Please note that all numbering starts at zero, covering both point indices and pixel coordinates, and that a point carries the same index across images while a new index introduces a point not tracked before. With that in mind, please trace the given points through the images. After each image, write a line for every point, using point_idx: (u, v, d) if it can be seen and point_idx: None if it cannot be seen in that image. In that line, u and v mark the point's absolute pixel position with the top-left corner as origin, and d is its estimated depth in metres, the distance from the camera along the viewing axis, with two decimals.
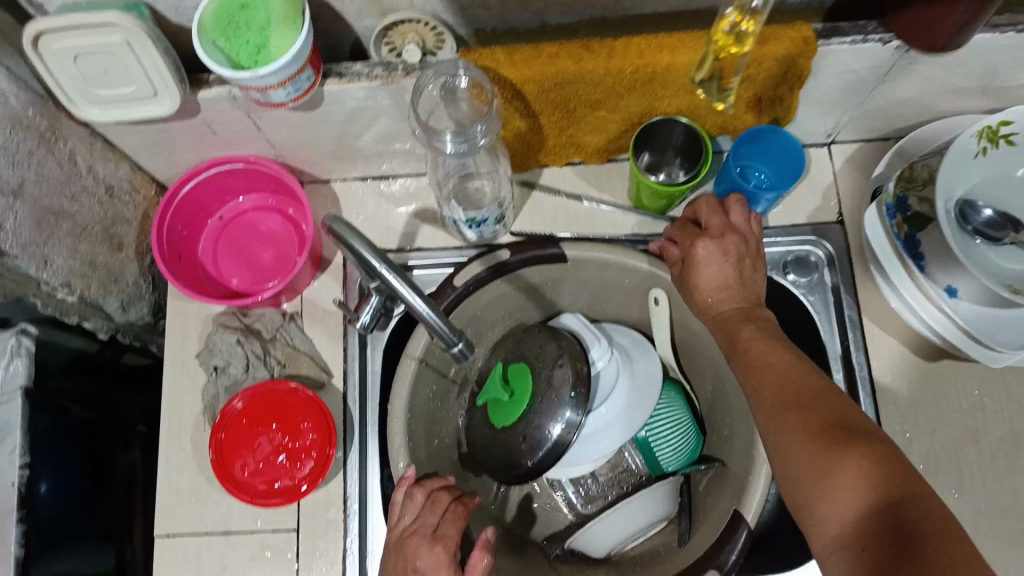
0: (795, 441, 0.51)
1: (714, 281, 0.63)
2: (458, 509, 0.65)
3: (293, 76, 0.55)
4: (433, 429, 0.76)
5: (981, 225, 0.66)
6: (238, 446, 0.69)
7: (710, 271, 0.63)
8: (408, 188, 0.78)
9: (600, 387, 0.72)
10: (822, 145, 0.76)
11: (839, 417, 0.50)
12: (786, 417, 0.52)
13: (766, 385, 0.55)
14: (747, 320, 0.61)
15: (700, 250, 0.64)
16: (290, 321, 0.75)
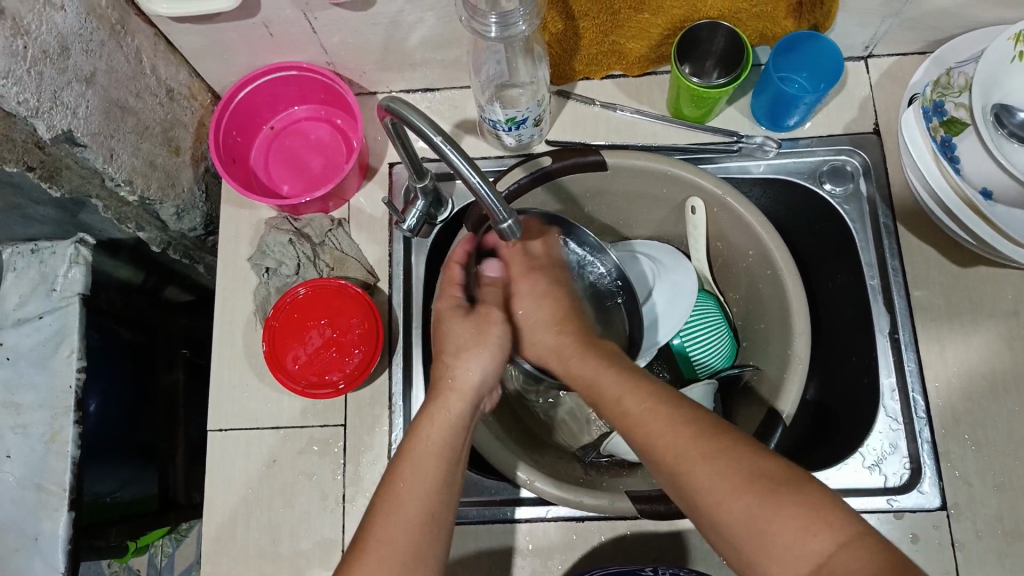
0: (716, 485, 0.48)
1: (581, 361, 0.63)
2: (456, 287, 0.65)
3: None
4: None
5: (1015, 128, 0.67)
6: (291, 339, 0.71)
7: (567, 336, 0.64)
8: (451, 101, 0.81)
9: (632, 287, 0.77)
10: (859, 60, 0.77)
11: (734, 445, 0.50)
12: (694, 457, 0.50)
13: (648, 427, 0.53)
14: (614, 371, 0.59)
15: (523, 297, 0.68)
16: (338, 227, 0.77)
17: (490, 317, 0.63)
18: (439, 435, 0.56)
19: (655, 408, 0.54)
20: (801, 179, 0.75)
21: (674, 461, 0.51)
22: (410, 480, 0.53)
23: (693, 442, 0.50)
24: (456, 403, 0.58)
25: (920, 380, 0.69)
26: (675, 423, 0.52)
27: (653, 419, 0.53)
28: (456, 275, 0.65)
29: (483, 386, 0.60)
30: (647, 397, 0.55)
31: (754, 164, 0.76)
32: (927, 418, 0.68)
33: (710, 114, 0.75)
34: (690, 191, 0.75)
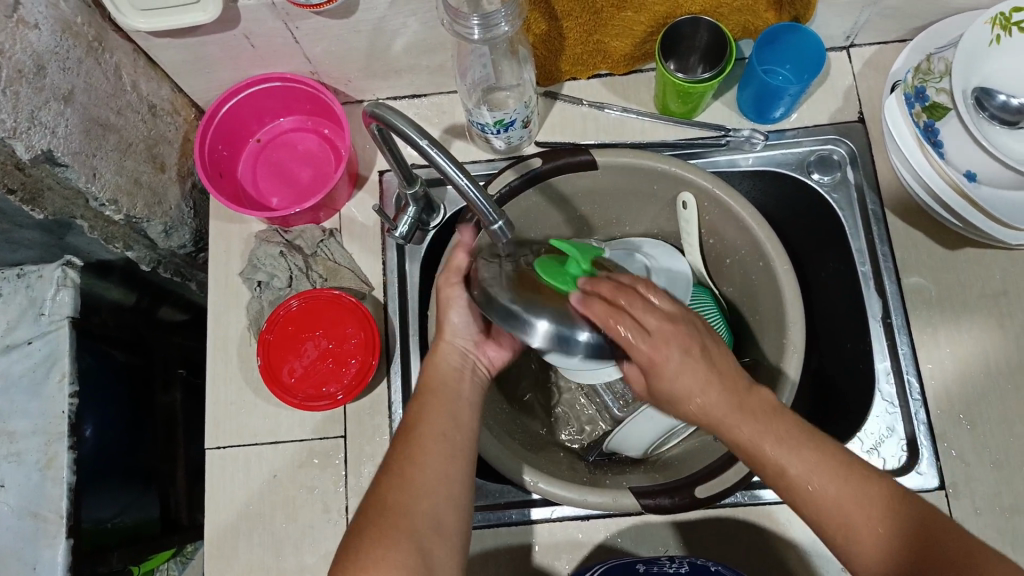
0: (865, 540, 0.49)
1: (679, 376, 0.51)
2: (452, 270, 0.60)
3: None
4: None
5: (996, 111, 0.68)
6: (287, 352, 0.70)
7: (677, 371, 0.51)
8: (439, 106, 0.80)
9: None
10: (841, 50, 0.78)
11: (872, 487, 0.49)
12: (842, 509, 0.49)
13: (779, 463, 0.50)
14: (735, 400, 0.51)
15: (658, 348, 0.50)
16: (330, 237, 0.76)
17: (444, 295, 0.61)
18: (440, 374, 0.60)
19: (795, 454, 0.50)
20: (790, 170, 0.76)
21: (803, 497, 0.50)
22: (426, 411, 0.57)
23: (842, 491, 0.49)
24: (449, 348, 0.62)
25: (914, 363, 0.70)
26: (824, 474, 0.50)
27: (791, 463, 0.50)
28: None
29: (464, 339, 0.62)
30: (778, 432, 0.51)
31: (742, 157, 0.77)
32: (922, 400, 0.69)
33: (697, 110, 0.76)
34: (680, 186, 0.75)
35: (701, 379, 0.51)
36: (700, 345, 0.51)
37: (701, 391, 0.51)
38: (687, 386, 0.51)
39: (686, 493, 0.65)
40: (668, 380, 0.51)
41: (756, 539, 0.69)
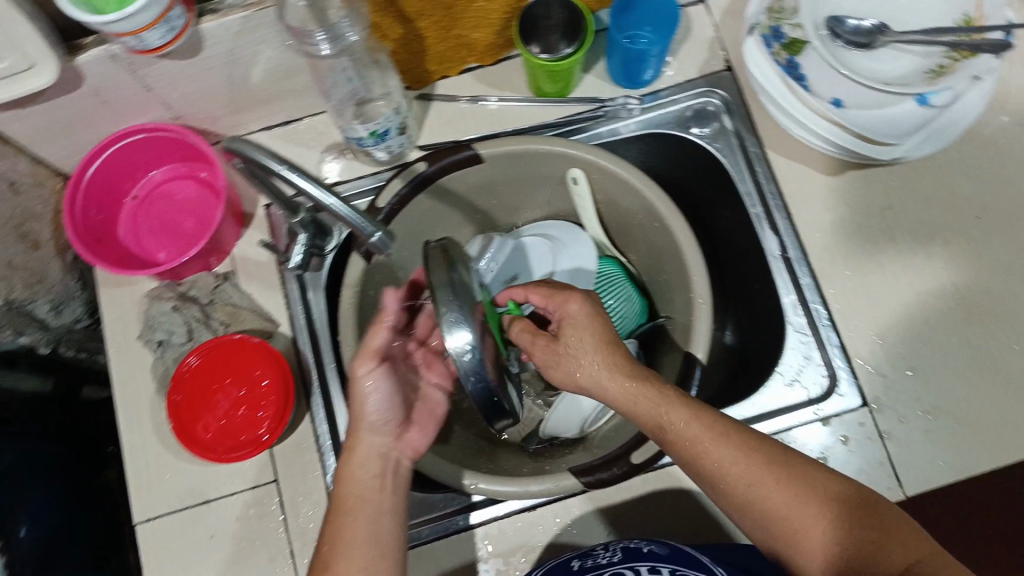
0: (770, 496, 0.54)
1: (593, 342, 0.58)
2: (369, 351, 0.61)
3: (182, 31, 0.59)
4: None
5: (850, 36, 0.70)
6: (196, 409, 0.68)
7: (591, 335, 0.58)
8: (314, 127, 0.77)
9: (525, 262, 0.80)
10: (698, 3, 0.77)
11: (795, 460, 0.55)
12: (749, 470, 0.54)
13: (714, 451, 0.55)
14: (653, 382, 0.57)
15: (572, 316, 0.59)
16: (224, 282, 0.74)
17: (359, 378, 0.61)
18: (356, 488, 0.59)
19: (704, 430, 0.55)
20: (670, 129, 0.76)
21: (744, 478, 0.54)
22: (345, 540, 0.56)
23: (748, 455, 0.55)
24: (365, 449, 0.61)
25: (818, 292, 0.71)
26: (731, 442, 0.55)
27: (698, 429, 0.55)
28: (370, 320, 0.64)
29: (382, 436, 0.62)
30: (710, 422, 0.56)
31: (622, 125, 0.77)
32: (831, 324, 0.71)
33: (570, 86, 0.76)
34: (567, 164, 0.76)
35: (610, 347, 0.58)
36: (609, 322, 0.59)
37: (615, 358, 0.57)
38: (598, 358, 0.57)
39: (625, 461, 0.68)
40: (583, 355, 0.57)
41: (700, 492, 0.70)
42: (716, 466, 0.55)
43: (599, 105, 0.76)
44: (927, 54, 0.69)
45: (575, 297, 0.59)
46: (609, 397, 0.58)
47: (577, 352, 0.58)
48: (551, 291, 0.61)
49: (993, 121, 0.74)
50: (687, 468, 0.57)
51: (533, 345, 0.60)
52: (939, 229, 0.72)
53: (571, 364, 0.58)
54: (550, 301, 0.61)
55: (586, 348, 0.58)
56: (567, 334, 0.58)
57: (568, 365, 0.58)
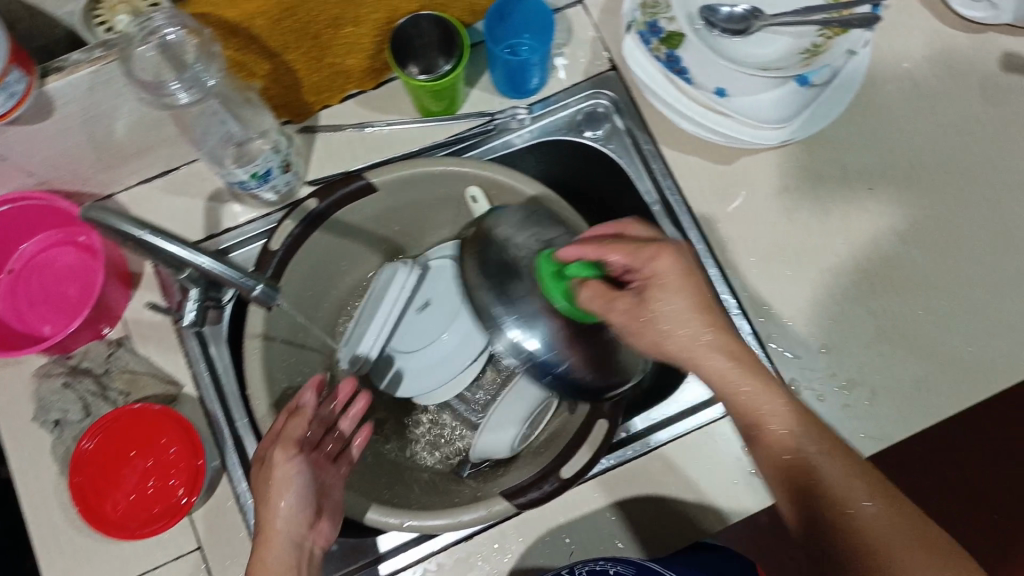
0: (884, 528, 0.50)
1: (683, 309, 0.56)
2: (289, 439, 0.61)
3: (25, 96, 0.55)
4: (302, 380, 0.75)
5: (723, 24, 0.70)
6: (102, 488, 0.65)
7: (683, 301, 0.56)
8: (197, 174, 0.74)
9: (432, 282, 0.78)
10: (575, 4, 0.76)
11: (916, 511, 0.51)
12: (846, 478, 0.52)
13: (829, 466, 0.52)
14: (775, 393, 0.55)
15: (661, 282, 0.56)
16: (118, 348, 0.70)
17: (276, 469, 0.59)
18: None
19: (805, 424, 0.54)
20: (562, 135, 0.76)
21: (860, 505, 0.51)
22: None
23: (846, 464, 0.52)
24: (282, 541, 0.58)
25: (726, 282, 0.71)
26: (828, 449, 0.53)
27: (799, 426, 0.54)
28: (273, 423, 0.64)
29: (298, 527, 0.59)
30: (828, 442, 0.53)
31: (514, 136, 0.76)
32: (741, 311, 0.70)
33: (456, 103, 0.74)
34: (463, 183, 0.74)
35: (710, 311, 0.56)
36: (703, 283, 0.57)
37: (726, 335, 0.56)
38: (712, 328, 0.56)
39: (556, 477, 0.66)
40: (673, 324, 0.56)
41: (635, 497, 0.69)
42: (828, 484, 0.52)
43: (489, 116, 0.74)
44: (800, 35, 0.70)
45: (667, 254, 0.56)
46: (704, 366, 0.56)
47: (682, 314, 0.56)
48: (632, 247, 0.57)
49: (879, 88, 0.75)
50: (774, 466, 0.54)
51: (606, 307, 0.58)
52: (835, 205, 0.73)
53: (658, 330, 0.57)
54: (633, 260, 0.57)
55: (687, 311, 0.56)
56: (658, 300, 0.56)
57: (670, 330, 0.56)
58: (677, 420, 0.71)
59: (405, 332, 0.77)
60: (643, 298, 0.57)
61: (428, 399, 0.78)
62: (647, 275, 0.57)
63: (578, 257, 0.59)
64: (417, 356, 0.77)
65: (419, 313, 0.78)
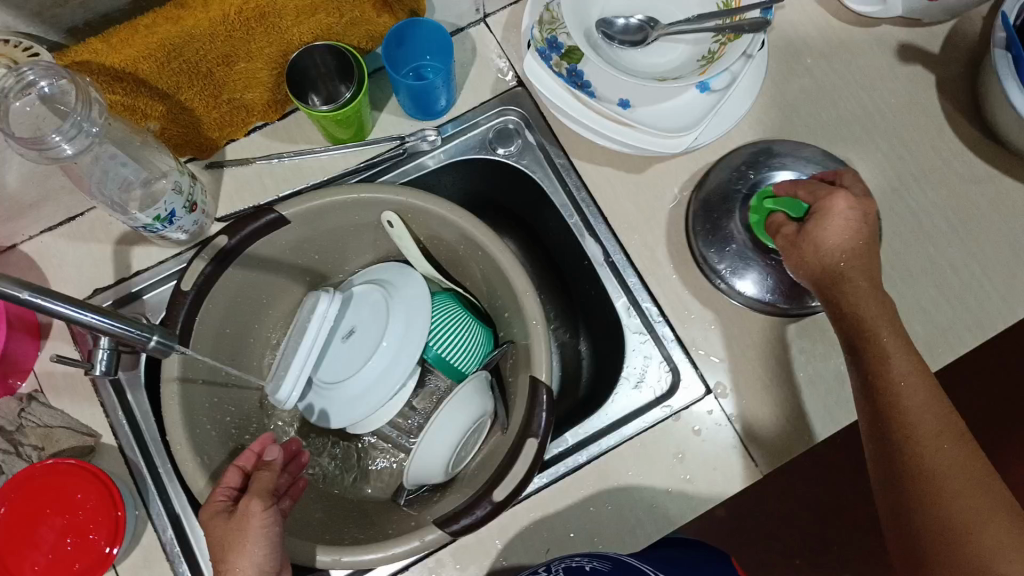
0: (935, 439, 0.59)
1: (844, 243, 0.64)
2: (263, 491, 0.61)
3: None
4: (230, 418, 0.74)
5: (620, 36, 0.70)
6: (18, 548, 0.63)
7: (842, 237, 0.64)
8: (101, 219, 0.73)
9: (354, 308, 0.77)
10: (478, 23, 0.76)
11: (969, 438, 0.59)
12: (923, 407, 0.59)
13: (910, 382, 0.60)
14: (883, 308, 0.62)
15: (833, 217, 0.64)
16: (30, 403, 0.68)
17: (251, 519, 0.59)
18: None
19: (902, 346, 0.61)
20: (474, 153, 0.76)
21: (920, 416, 0.59)
22: None
23: (927, 394, 0.60)
24: None
25: (647, 290, 0.72)
26: (914, 374, 0.60)
27: (898, 355, 0.61)
28: (231, 478, 0.64)
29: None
30: (916, 363, 0.61)
31: (426, 158, 0.75)
32: (663, 318, 0.71)
33: (364, 128, 0.73)
34: (379, 209, 0.74)
35: (865, 253, 0.64)
36: (867, 232, 0.65)
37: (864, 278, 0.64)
38: (853, 265, 0.64)
39: (488, 501, 0.64)
40: (829, 254, 0.64)
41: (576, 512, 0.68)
42: (902, 394, 0.60)
43: (399, 141, 0.74)
44: (698, 41, 0.70)
45: (840, 194, 0.64)
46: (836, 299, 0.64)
47: (825, 246, 0.64)
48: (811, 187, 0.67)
49: (784, 88, 0.76)
50: (865, 377, 0.62)
51: (781, 237, 0.67)
52: None
53: (828, 255, 0.64)
54: (816, 198, 0.66)
55: (831, 245, 0.64)
56: (819, 230, 0.64)
57: (818, 262, 0.65)
58: (606, 433, 0.70)
59: (327, 363, 0.76)
60: (809, 230, 0.65)
61: (363, 429, 0.76)
62: (817, 210, 0.65)
63: (789, 194, 0.68)
64: (343, 388, 0.74)
65: (343, 341, 0.76)
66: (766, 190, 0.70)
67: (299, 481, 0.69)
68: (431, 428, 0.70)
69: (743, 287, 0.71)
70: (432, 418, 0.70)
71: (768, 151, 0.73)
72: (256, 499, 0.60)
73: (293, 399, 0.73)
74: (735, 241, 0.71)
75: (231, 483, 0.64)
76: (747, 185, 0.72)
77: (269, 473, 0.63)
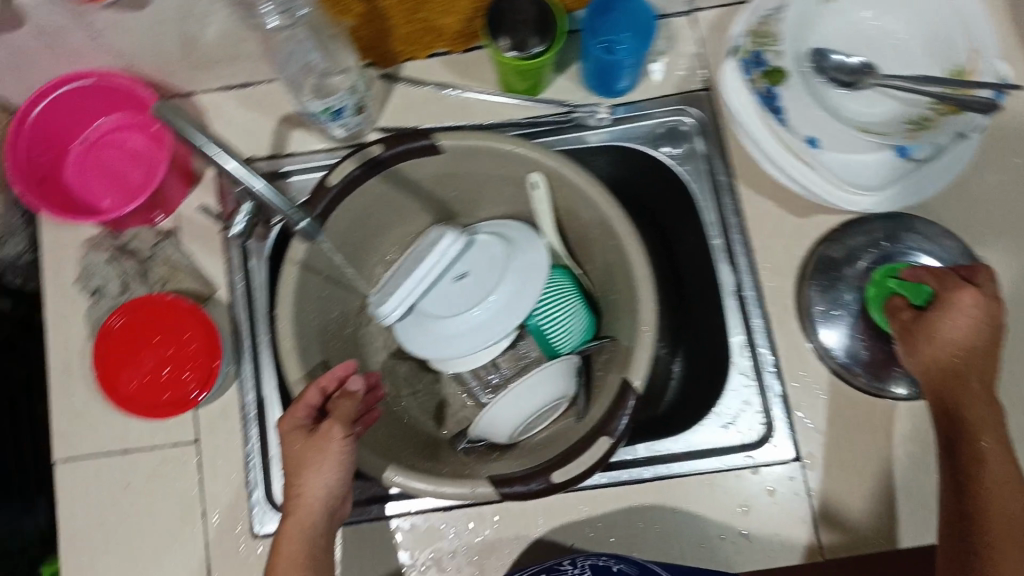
0: (1007, 518, 0.56)
1: (963, 341, 0.59)
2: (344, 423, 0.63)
3: None
4: (329, 315, 0.77)
5: (834, 72, 0.66)
6: (121, 360, 0.68)
7: (962, 333, 0.59)
8: (274, 92, 0.75)
9: (476, 253, 0.78)
10: (683, 14, 0.74)
11: None
12: (1003, 492, 0.56)
13: (992, 454, 0.57)
14: (984, 393, 0.59)
15: (954, 309, 0.60)
16: (166, 239, 0.73)
17: (329, 444, 0.62)
18: (296, 544, 0.62)
19: (994, 425, 0.58)
20: (639, 144, 0.74)
21: (997, 492, 0.56)
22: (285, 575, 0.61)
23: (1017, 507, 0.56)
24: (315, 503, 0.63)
25: (767, 335, 0.69)
26: (1001, 451, 0.57)
27: (996, 464, 0.57)
28: (310, 395, 0.64)
29: (331, 494, 0.63)
30: (1004, 442, 0.58)
31: (589, 134, 0.74)
32: (776, 371, 0.69)
33: (541, 86, 0.73)
34: (529, 167, 0.73)
35: (983, 354, 0.60)
36: (992, 334, 0.60)
37: (973, 374, 0.59)
38: (963, 363, 0.60)
39: (544, 478, 0.65)
40: (943, 345, 0.60)
41: (630, 521, 0.68)
42: (982, 467, 0.57)
43: (569, 109, 0.73)
44: (911, 102, 0.66)
45: (969, 289, 0.60)
46: (939, 391, 0.60)
47: (939, 339, 0.60)
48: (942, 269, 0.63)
49: (981, 178, 0.70)
50: (946, 442, 0.59)
51: (897, 319, 0.63)
52: None
53: (941, 351, 0.60)
54: (942, 283, 0.62)
55: (945, 339, 0.60)
56: (938, 320, 0.60)
57: (931, 354, 0.60)
58: (680, 459, 0.69)
59: (434, 298, 0.76)
60: (928, 317, 0.61)
61: (446, 367, 0.79)
62: (940, 299, 0.61)
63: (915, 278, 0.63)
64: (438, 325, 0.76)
65: (453, 282, 0.76)
66: (893, 267, 0.67)
67: (372, 411, 0.71)
68: (505, 394, 0.71)
69: (827, 341, 0.68)
70: (513, 385, 0.71)
71: (909, 225, 0.69)
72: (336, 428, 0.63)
73: (393, 318, 0.75)
74: (845, 296, 0.69)
75: (311, 401, 0.64)
76: (879, 254, 0.69)
77: (349, 404, 0.64)
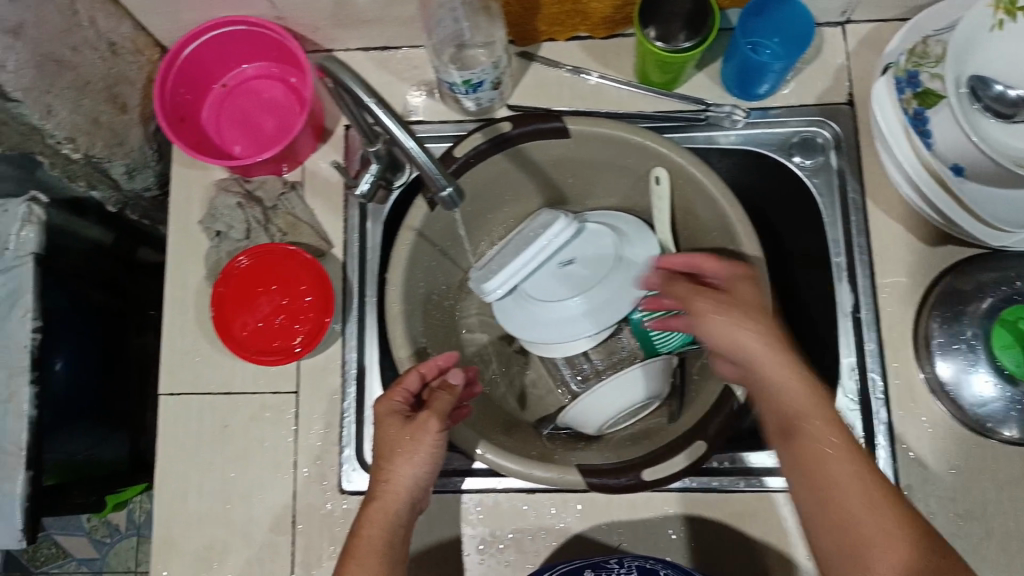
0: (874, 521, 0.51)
1: (749, 298, 0.59)
2: (441, 415, 0.61)
3: None
4: (435, 284, 0.78)
5: (991, 102, 0.64)
6: (237, 305, 0.70)
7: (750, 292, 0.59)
8: (412, 59, 0.76)
9: (585, 240, 0.77)
10: (835, 25, 0.73)
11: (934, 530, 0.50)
12: (844, 483, 0.52)
13: (839, 455, 0.53)
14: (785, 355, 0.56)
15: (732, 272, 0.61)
16: (291, 190, 0.75)
17: (424, 436, 0.60)
18: (376, 531, 0.59)
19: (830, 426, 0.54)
20: (770, 151, 0.73)
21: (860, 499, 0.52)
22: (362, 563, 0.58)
23: (891, 520, 0.50)
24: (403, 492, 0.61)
25: (880, 360, 0.68)
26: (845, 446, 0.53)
27: (840, 461, 0.53)
28: (411, 381, 0.64)
29: (420, 483, 0.61)
30: (840, 437, 0.54)
31: (721, 135, 0.73)
32: (885, 399, 0.67)
33: (677, 81, 0.72)
34: (654, 161, 0.73)
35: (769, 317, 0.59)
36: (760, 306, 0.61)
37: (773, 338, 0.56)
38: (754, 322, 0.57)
39: (634, 476, 0.64)
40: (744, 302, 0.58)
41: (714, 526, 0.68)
42: (831, 462, 0.53)
43: (704, 107, 0.72)
44: None
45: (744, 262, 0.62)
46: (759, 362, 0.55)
47: (745, 300, 0.58)
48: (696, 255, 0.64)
49: None
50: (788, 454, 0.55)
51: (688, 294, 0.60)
52: None
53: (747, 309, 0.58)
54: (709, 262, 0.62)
55: (746, 300, 0.58)
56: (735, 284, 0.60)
57: (736, 312, 0.57)
58: None
59: (540, 282, 0.76)
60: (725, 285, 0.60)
61: (541, 351, 0.79)
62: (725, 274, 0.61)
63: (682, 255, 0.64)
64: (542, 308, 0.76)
65: (559, 267, 0.76)
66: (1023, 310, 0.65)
67: (464, 407, 0.70)
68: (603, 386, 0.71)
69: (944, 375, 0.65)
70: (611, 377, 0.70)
71: None
72: (431, 421, 0.61)
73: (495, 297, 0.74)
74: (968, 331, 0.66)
75: (409, 387, 0.64)
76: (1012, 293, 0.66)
77: (447, 397, 0.62)
